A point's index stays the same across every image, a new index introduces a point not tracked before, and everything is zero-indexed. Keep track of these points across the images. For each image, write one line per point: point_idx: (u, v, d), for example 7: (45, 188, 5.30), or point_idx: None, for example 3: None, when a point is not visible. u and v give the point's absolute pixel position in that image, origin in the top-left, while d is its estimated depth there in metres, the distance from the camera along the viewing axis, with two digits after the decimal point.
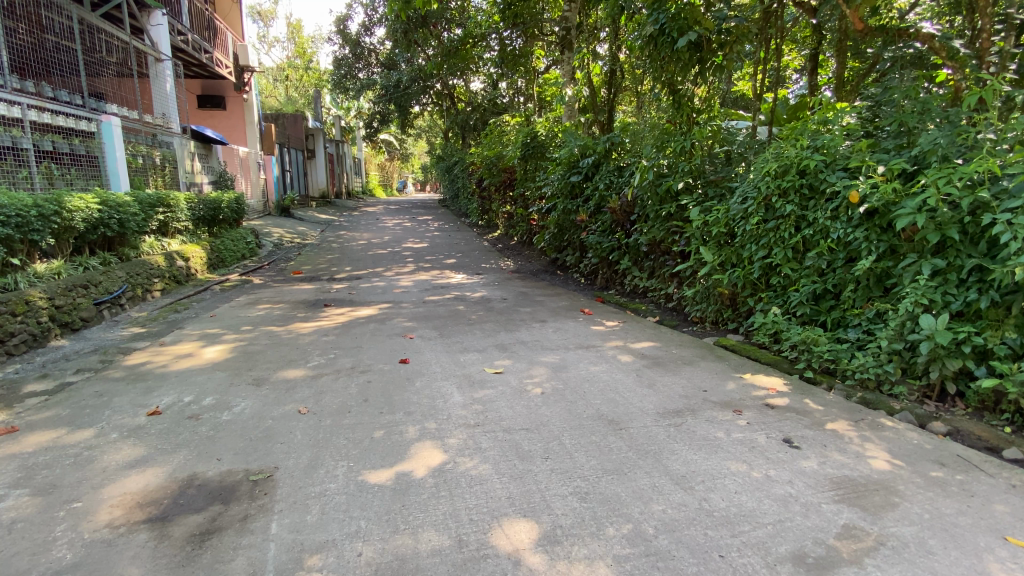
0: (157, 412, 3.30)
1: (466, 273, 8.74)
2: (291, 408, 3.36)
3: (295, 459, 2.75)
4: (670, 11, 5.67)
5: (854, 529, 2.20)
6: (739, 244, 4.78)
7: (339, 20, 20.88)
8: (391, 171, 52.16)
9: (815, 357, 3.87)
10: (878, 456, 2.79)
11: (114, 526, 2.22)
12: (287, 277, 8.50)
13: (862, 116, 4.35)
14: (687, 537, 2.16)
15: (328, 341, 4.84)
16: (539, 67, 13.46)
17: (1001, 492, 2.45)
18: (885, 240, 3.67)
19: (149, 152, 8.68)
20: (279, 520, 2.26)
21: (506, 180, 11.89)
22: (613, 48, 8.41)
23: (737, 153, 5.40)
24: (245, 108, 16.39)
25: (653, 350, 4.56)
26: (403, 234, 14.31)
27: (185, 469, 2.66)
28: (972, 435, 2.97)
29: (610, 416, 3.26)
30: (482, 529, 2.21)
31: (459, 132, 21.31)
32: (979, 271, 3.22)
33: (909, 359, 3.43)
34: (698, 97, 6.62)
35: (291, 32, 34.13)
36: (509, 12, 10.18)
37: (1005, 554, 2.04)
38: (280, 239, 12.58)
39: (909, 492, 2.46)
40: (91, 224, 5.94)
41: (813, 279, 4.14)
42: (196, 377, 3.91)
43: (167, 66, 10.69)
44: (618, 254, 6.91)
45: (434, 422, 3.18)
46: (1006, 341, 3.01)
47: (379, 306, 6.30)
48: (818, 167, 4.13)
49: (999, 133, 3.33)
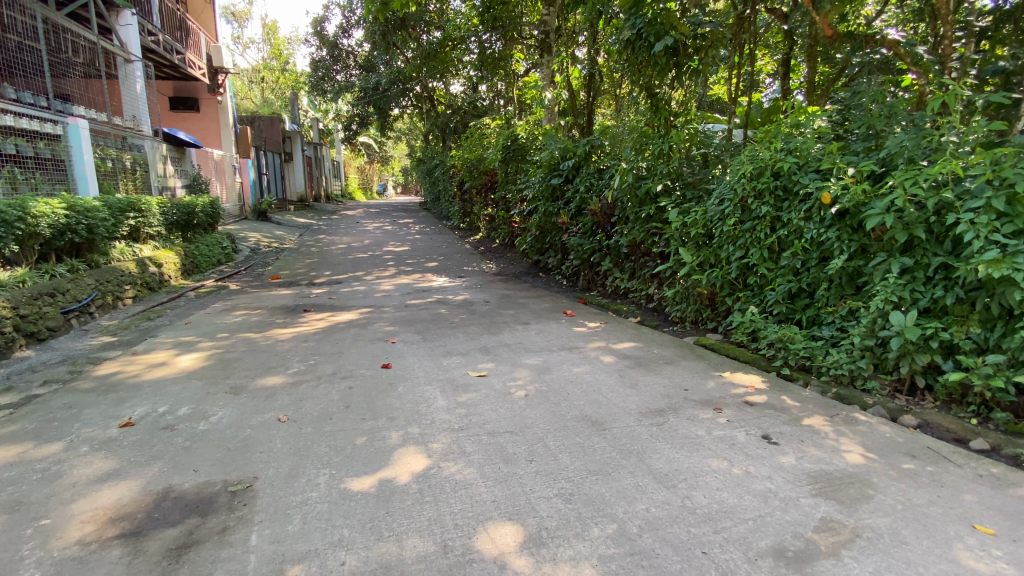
0: (130, 424, 3.20)
1: (448, 275, 8.76)
2: (271, 417, 3.30)
3: (275, 468, 2.70)
4: (647, 16, 5.77)
5: (831, 522, 2.25)
6: (718, 245, 4.86)
7: (315, 22, 20.58)
8: (369, 173, 51.76)
9: (792, 355, 3.96)
10: (852, 450, 2.87)
11: (86, 542, 2.15)
12: (264, 283, 8.34)
13: (833, 119, 4.47)
14: (671, 534, 2.19)
15: (308, 347, 4.78)
16: (519, 71, 13.51)
17: (969, 482, 2.54)
18: (856, 240, 3.78)
19: (119, 156, 8.45)
20: (259, 532, 2.21)
21: (487, 183, 12.00)
22: (592, 52, 8.68)
23: (714, 155, 5.55)
24: (220, 110, 16.05)
25: (635, 350, 4.62)
26: (383, 237, 14.24)
27: (161, 481, 2.59)
28: (941, 427, 3.07)
29: (592, 417, 3.28)
30: (466, 533, 2.20)
31: (439, 135, 21.25)
32: (944, 269, 3.34)
33: (880, 355, 3.53)
34: (673, 101, 6.70)
35: (265, 33, 33.42)
36: (488, 16, 10.27)
37: (973, 542, 2.12)
38: (258, 244, 12.36)
39: (883, 484, 2.53)
40: (58, 230, 5.74)
41: (788, 278, 4.24)
42: (171, 387, 3.80)
43: (138, 68, 10.44)
44: (599, 256, 6.97)
45: (417, 427, 3.15)
46: (971, 335, 3.14)
47: (360, 311, 6.23)
48: (791, 168, 4.25)
49: (962, 135, 3.46)
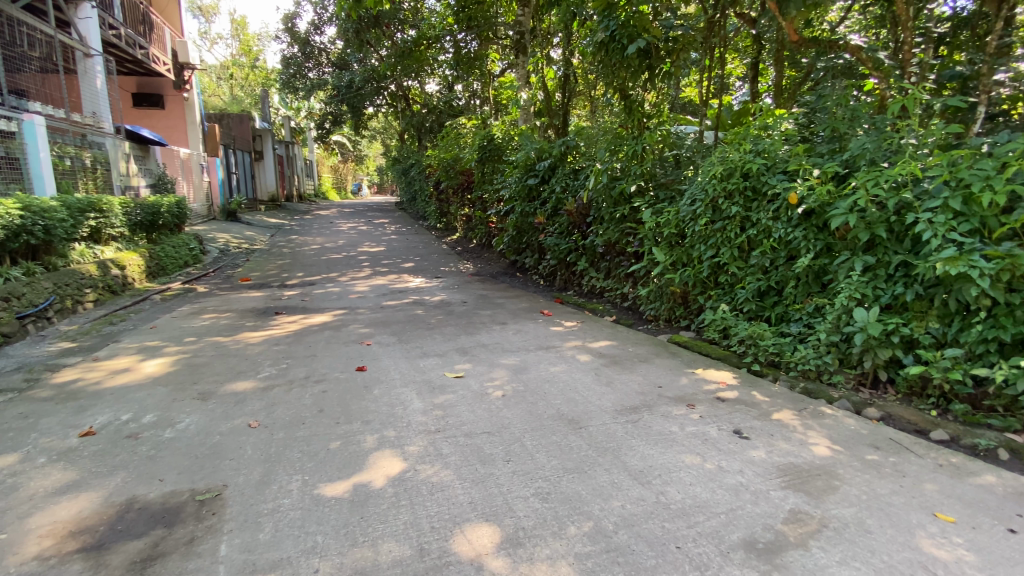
0: (91, 433, 3.08)
1: (425, 276, 8.69)
2: (241, 423, 3.21)
3: (246, 475, 2.63)
4: (620, 19, 5.88)
5: (800, 514, 2.32)
6: (690, 244, 4.95)
7: (286, 18, 20.15)
8: (343, 172, 50.94)
9: (761, 351, 4.06)
10: (819, 442, 2.96)
11: (43, 558, 2.06)
12: (234, 285, 8.12)
13: (800, 122, 4.60)
14: (646, 530, 2.22)
15: (280, 351, 4.67)
16: (495, 70, 13.50)
17: (930, 471, 2.65)
18: (821, 239, 3.90)
19: (78, 154, 8.11)
20: (228, 541, 2.15)
21: (463, 183, 11.95)
22: (567, 53, 8.73)
23: (686, 156, 5.65)
24: (186, 107, 15.56)
25: (611, 348, 4.66)
26: (358, 237, 14.03)
27: (124, 492, 2.49)
28: (902, 419, 3.19)
29: (569, 416, 3.30)
30: (443, 536, 2.19)
31: (414, 134, 21.06)
32: (904, 267, 3.48)
33: (845, 350, 3.65)
34: (647, 102, 6.82)
35: (233, 28, 32.55)
36: (462, 15, 10.22)
37: (934, 530, 2.21)
38: (228, 245, 12.03)
39: (848, 475, 2.62)
40: (11, 232, 5.47)
41: (758, 277, 4.35)
42: (135, 394, 3.67)
43: (98, 62, 10.03)
44: (575, 256, 7.01)
45: (392, 430, 3.12)
46: (929, 330, 3.27)
47: (333, 313, 6.13)
48: (760, 170, 4.35)
49: (920, 138, 3.61)
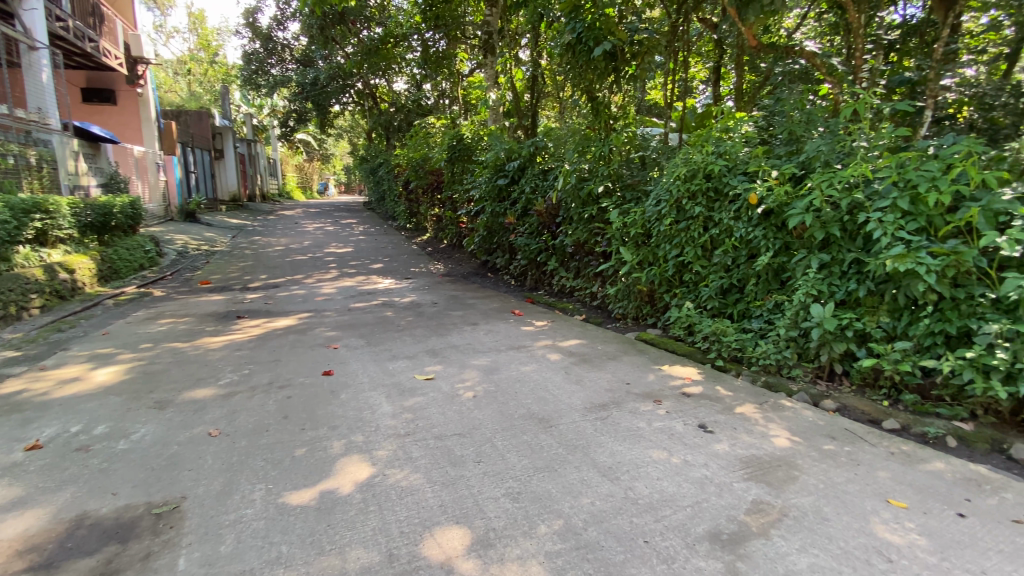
0: (37, 446, 2.91)
1: (394, 277, 8.58)
2: (201, 431, 3.10)
3: (206, 486, 2.54)
4: (586, 22, 5.93)
5: (762, 504, 2.40)
6: (656, 244, 5.05)
7: (247, 13, 19.55)
8: (309, 172, 49.75)
9: (725, 347, 4.18)
10: (779, 434, 3.06)
11: None
12: (194, 288, 7.83)
13: (759, 125, 4.75)
14: (615, 526, 2.25)
15: (242, 356, 4.53)
16: (463, 70, 13.44)
17: (882, 459, 2.79)
18: (780, 238, 4.05)
19: (21, 152, 7.66)
20: (188, 555, 2.08)
21: (432, 183, 11.86)
22: (535, 55, 8.77)
23: (651, 158, 5.76)
24: (140, 103, 14.89)
25: (580, 347, 4.72)
26: (325, 238, 13.73)
27: (74, 507, 2.37)
28: (857, 409, 3.35)
29: (539, 415, 3.32)
30: (413, 540, 2.17)
31: (382, 134, 20.76)
32: (857, 264, 3.64)
33: (803, 344, 3.80)
34: (613, 104, 6.91)
35: (190, 21, 31.33)
36: (430, 14, 10.14)
37: (887, 515, 2.32)
38: (187, 247, 11.58)
39: (807, 465, 2.73)
40: None
41: (721, 274, 4.47)
42: (86, 404, 3.49)
43: (44, 55, 9.50)
44: (545, 256, 7.06)
45: (361, 435, 3.06)
46: (881, 324, 3.44)
47: (299, 316, 5.98)
48: (721, 171, 4.48)
49: (871, 141, 3.78)
